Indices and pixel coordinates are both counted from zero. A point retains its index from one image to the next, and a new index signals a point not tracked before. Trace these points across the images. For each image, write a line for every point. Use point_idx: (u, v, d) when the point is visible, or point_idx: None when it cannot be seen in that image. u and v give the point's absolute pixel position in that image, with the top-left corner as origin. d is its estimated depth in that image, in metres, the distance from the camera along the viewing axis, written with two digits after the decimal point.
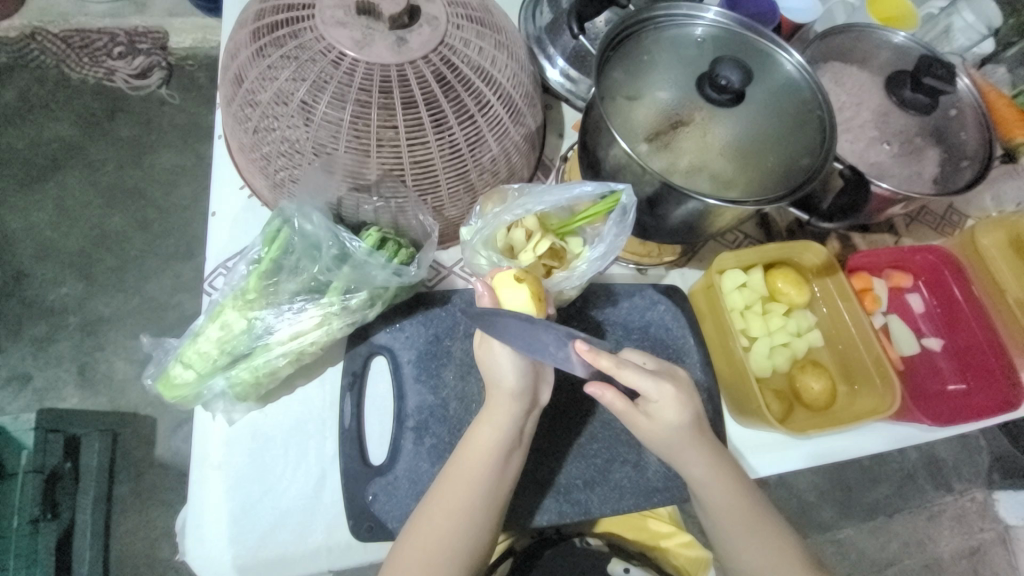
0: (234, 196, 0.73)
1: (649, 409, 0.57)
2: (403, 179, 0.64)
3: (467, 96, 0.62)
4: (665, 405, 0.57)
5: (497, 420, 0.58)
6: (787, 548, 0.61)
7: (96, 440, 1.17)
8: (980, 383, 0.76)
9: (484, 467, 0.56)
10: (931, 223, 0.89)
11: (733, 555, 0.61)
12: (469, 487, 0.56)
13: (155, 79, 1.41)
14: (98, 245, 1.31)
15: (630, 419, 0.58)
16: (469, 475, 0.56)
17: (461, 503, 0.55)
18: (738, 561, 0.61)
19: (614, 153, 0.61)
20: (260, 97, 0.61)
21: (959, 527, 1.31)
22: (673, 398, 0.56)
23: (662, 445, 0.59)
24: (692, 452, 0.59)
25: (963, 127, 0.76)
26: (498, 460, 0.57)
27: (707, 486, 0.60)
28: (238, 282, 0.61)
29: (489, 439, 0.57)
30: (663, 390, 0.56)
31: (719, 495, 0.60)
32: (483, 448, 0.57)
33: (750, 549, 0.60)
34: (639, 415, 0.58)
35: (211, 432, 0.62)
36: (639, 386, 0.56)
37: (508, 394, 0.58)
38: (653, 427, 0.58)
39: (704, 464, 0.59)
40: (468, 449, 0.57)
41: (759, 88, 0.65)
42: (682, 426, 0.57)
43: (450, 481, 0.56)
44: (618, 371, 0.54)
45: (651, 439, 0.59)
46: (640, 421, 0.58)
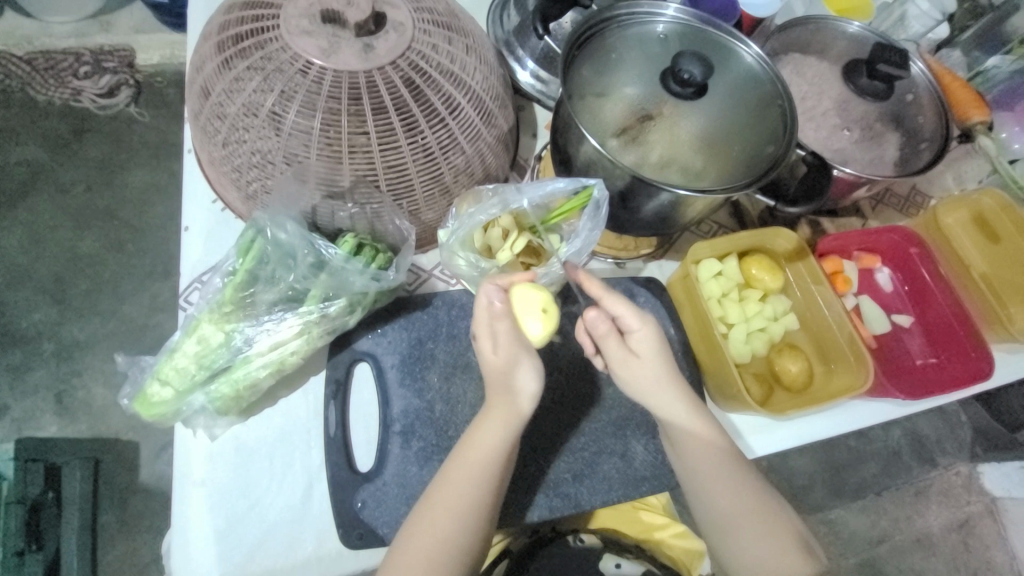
0: (205, 210, 0.72)
1: (633, 344, 0.60)
2: (377, 184, 0.64)
3: (437, 100, 0.62)
4: (646, 338, 0.60)
5: (502, 421, 0.57)
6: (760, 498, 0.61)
7: (77, 468, 1.14)
8: (949, 355, 0.79)
9: (487, 467, 0.56)
10: (896, 205, 0.92)
11: (702, 499, 0.62)
12: (471, 486, 0.56)
13: (124, 98, 1.39)
14: (72, 268, 1.28)
15: (622, 360, 0.60)
16: (469, 474, 0.56)
17: (462, 502, 0.55)
18: (708, 503, 0.61)
19: (585, 149, 0.63)
20: (228, 109, 0.61)
21: (946, 500, 1.35)
22: (654, 332, 0.60)
23: (649, 391, 0.60)
24: (673, 396, 0.60)
25: (920, 111, 0.79)
26: (501, 459, 0.57)
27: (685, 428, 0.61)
28: (213, 295, 0.61)
29: (493, 439, 0.56)
30: (644, 323, 0.60)
31: (693, 436, 0.60)
32: (485, 449, 0.56)
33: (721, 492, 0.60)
34: (627, 354, 0.60)
35: (192, 448, 0.61)
36: (622, 318, 0.60)
37: (516, 395, 0.57)
38: (639, 365, 0.60)
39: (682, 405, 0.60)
40: (469, 451, 0.56)
41: (721, 80, 0.66)
42: (663, 369, 0.60)
43: (454, 482, 0.56)
44: (605, 298, 0.60)
45: (634, 386, 0.61)
46: (630, 361, 0.60)
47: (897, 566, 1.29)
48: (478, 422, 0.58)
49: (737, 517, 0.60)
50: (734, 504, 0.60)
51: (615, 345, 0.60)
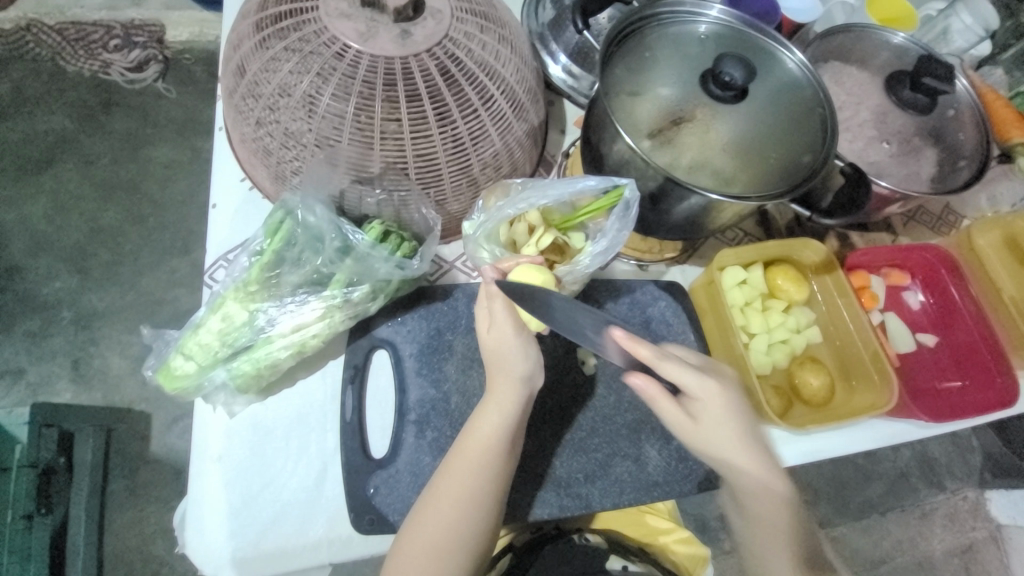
0: (234, 188, 0.73)
1: (692, 407, 0.57)
2: (405, 172, 0.63)
3: (471, 90, 0.62)
4: (709, 400, 0.57)
5: (502, 406, 0.57)
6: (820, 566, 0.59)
7: (90, 435, 1.16)
8: (975, 380, 0.77)
9: (485, 452, 0.56)
10: (927, 223, 0.90)
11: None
12: (473, 473, 0.55)
13: (152, 73, 1.40)
14: (94, 239, 1.30)
15: (677, 423, 0.57)
16: (472, 460, 0.56)
17: (465, 489, 0.55)
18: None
19: (618, 148, 0.62)
20: (263, 89, 0.61)
21: (952, 525, 1.32)
22: (720, 394, 0.57)
23: (713, 451, 0.58)
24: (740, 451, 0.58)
25: (960, 127, 0.77)
26: (503, 446, 0.57)
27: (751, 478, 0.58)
28: (239, 273, 0.61)
29: (493, 425, 0.57)
30: (708, 387, 0.57)
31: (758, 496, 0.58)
32: (485, 434, 0.56)
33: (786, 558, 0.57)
34: (685, 416, 0.57)
35: (210, 423, 0.61)
36: (683, 382, 0.57)
37: (513, 378, 0.58)
38: (700, 426, 0.57)
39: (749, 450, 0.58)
40: (471, 436, 0.57)
41: (761, 85, 0.65)
42: (729, 429, 0.58)
43: (456, 470, 0.56)
44: (659, 362, 0.55)
45: (691, 444, 0.58)
46: (687, 427, 0.57)
47: None
48: (479, 408, 0.58)
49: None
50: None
51: (671, 407, 0.57)
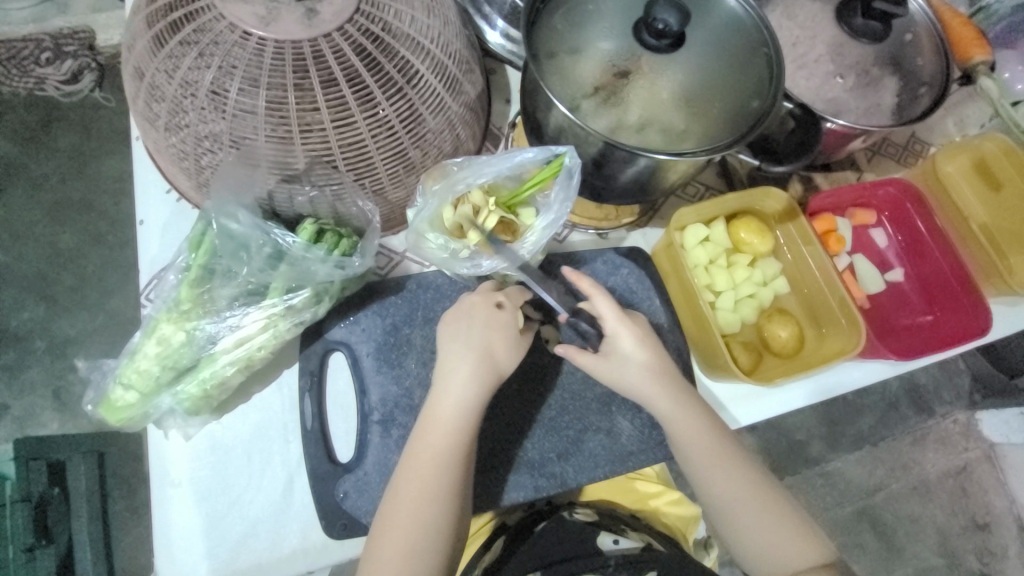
0: (162, 202, 0.69)
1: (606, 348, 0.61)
2: (334, 165, 0.59)
3: (393, 68, 0.57)
4: (621, 341, 0.61)
5: (461, 381, 0.56)
6: (758, 485, 0.60)
7: (81, 463, 1.13)
8: (946, 311, 0.77)
9: (454, 431, 0.55)
10: (893, 155, 0.87)
11: (706, 489, 0.60)
12: (441, 452, 0.54)
13: (87, 82, 1.31)
14: (54, 264, 1.25)
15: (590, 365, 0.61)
16: (437, 441, 0.55)
17: (432, 474, 0.54)
18: (710, 495, 0.60)
19: (554, 115, 0.58)
20: (166, 90, 0.56)
21: (942, 448, 1.35)
22: (631, 333, 0.61)
23: (629, 388, 0.60)
24: (655, 389, 0.60)
25: (919, 52, 0.73)
26: (467, 421, 0.56)
27: (678, 421, 0.60)
28: (171, 293, 0.58)
29: (452, 402, 0.56)
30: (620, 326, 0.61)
31: (687, 426, 0.60)
32: (446, 415, 0.56)
33: (729, 486, 0.59)
34: (602, 360, 0.61)
35: (167, 450, 0.60)
36: (605, 318, 0.61)
37: (477, 350, 0.57)
38: (613, 366, 0.61)
39: (670, 398, 0.60)
40: (432, 418, 0.56)
41: (702, 29, 0.61)
42: (641, 374, 0.60)
43: (421, 456, 0.55)
44: (595, 294, 0.62)
45: (606, 382, 0.62)
46: (602, 366, 0.61)
47: (893, 512, 1.31)
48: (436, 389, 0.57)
49: (740, 506, 0.59)
50: (734, 496, 0.59)
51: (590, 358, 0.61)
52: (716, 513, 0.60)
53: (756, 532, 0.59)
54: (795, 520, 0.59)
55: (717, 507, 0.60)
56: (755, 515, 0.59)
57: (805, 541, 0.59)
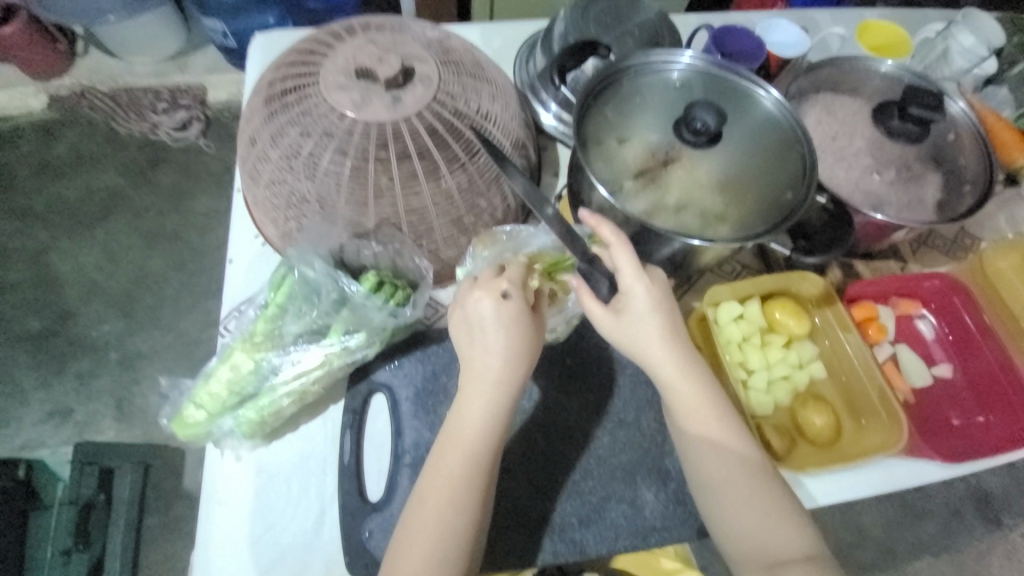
0: (249, 245, 0.79)
1: (620, 305, 0.60)
2: (399, 226, 0.68)
3: (458, 147, 0.66)
4: (636, 298, 0.59)
5: (483, 356, 0.57)
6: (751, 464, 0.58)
7: (129, 473, 1.21)
8: (1000, 414, 0.73)
9: (488, 423, 0.56)
10: (941, 247, 0.86)
11: (695, 462, 0.60)
12: (467, 435, 0.56)
13: (194, 131, 1.53)
14: (140, 284, 1.41)
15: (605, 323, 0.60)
16: (461, 423, 0.56)
17: (456, 460, 0.55)
18: (699, 470, 0.60)
19: (598, 195, 0.63)
20: (272, 155, 0.67)
21: (1014, 567, 1.20)
22: (646, 293, 0.59)
23: (637, 348, 0.59)
24: (664, 355, 0.59)
25: (960, 152, 0.76)
26: (496, 406, 0.56)
27: (681, 391, 0.59)
28: (247, 326, 0.66)
29: (473, 380, 0.57)
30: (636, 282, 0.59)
31: (689, 397, 0.59)
32: (470, 392, 0.57)
33: (717, 461, 0.58)
34: (611, 312, 0.60)
35: (220, 468, 0.65)
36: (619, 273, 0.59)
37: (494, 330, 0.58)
38: (621, 325, 0.59)
39: (675, 365, 0.59)
40: (465, 402, 0.57)
41: (740, 125, 0.66)
42: (652, 334, 0.59)
43: (449, 444, 0.56)
44: (614, 246, 0.59)
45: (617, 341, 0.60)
46: (613, 324, 0.60)
47: None
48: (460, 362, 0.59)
49: (728, 486, 0.58)
50: (724, 472, 0.58)
51: (598, 307, 0.60)
52: (701, 490, 0.60)
53: (740, 515, 0.57)
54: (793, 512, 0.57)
55: (704, 482, 0.59)
56: (743, 497, 0.57)
57: (795, 531, 0.57)
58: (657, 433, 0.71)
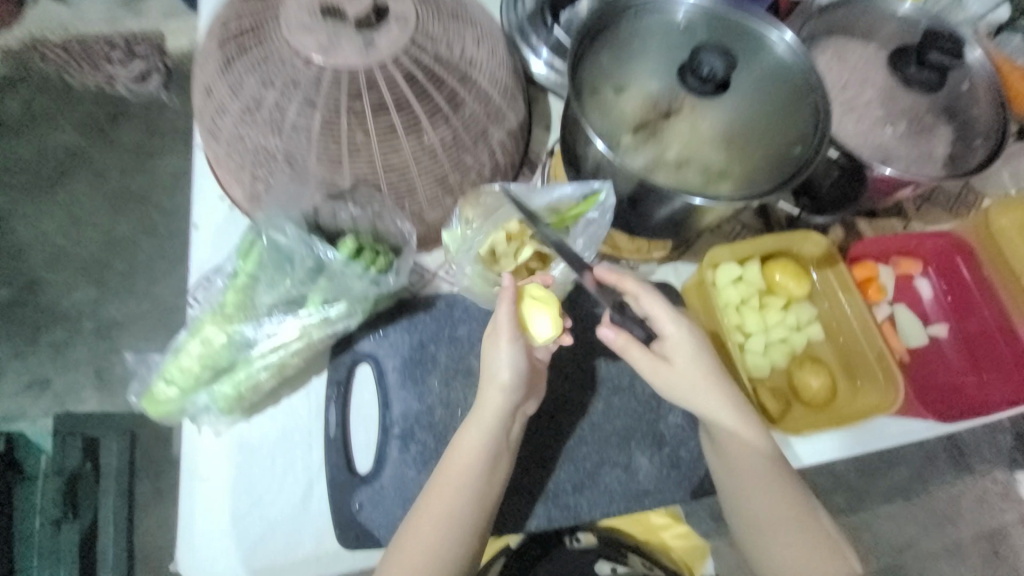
0: (215, 207, 0.73)
1: (664, 350, 0.60)
2: (378, 185, 0.62)
3: (441, 97, 0.60)
4: (680, 346, 0.60)
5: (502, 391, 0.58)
6: (800, 507, 0.60)
7: (115, 440, 1.15)
8: (990, 374, 0.73)
9: (487, 447, 0.57)
10: (944, 204, 0.83)
11: (743, 503, 0.61)
12: (471, 467, 0.56)
13: (154, 83, 1.39)
14: (108, 250, 1.33)
15: (650, 367, 0.60)
16: (467, 453, 0.56)
17: (460, 485, 0.56)
18: (744, 510, 0.61)
19: (593, 151, 0.58)
20: (231, 107, 0.60)
21: (979, 509, 1.27)
22: (692, 340, 0.60)
23: (685, 395, 0.60)
24: (716, 397, 0.59)
25: (975, 102, 0.72)
26: (500, 436, 0.58)
27: (734, 434, 0.60)
28: (216, 297, 0.61)
29: (492, 411, 0.57)
30: (676, 325, 0.60)
31: (741, 439, 0.60)
32: (482, 424, 0.57)
33: (767, 502, 0.60)
34: (650, 355, 0.60)
35: (199, 445, 0.62)
36: (653, 317, 0.61)
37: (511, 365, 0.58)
38: (673, 370, 0.59)
39: (733, 412, 0.60)
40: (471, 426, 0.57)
41: (748, 71, 0.61)
42: (703, 378, 0.59)
43: (453, 467, 0.56)
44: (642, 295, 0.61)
45: (663, 389, 0.61)
46: (662, 369, 0.60)
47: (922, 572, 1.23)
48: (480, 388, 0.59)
49: (774, 524, 0.60)
50: (775, 513, 0.60)
51: (641, 353, 0.60)
52: (746, 530, 0.62)
53: (783, 552, 0.60)
54: (830, 546, 0.60)
55: (750, 521, 0.61)
56: (791, 536, 0.60)
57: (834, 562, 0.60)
58: (652, 399, 0.69)
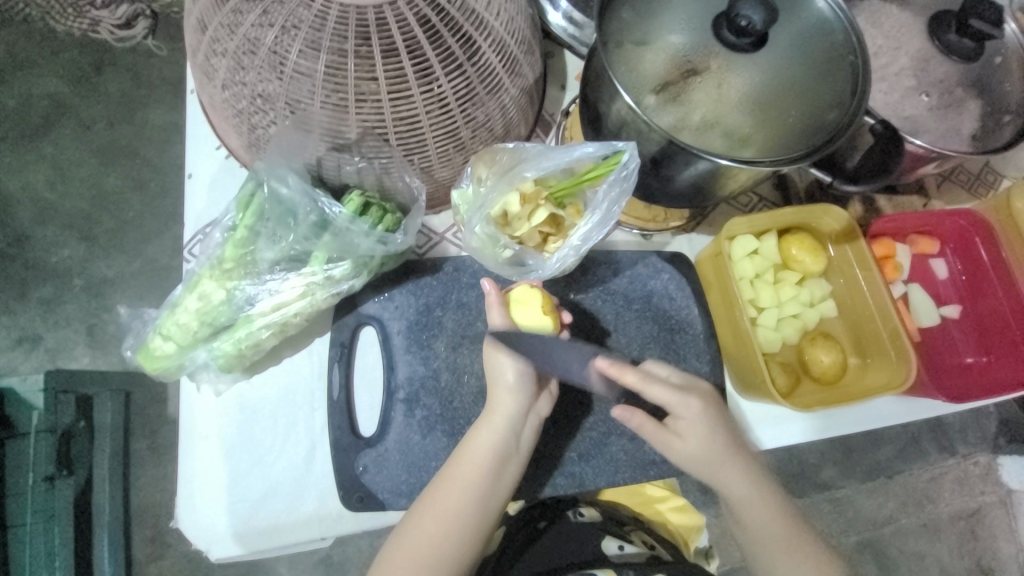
0: (210, 157, 0.69)
1: (678, 428, 0.60)
2: (386, 137, 0.58)
3: (455, 43, 0.55)
4: (694, 422, 0.60)
5: (501, 417, 0.58)
6: (815, 552, 0.63)
7: (108, 400, 1.09)
8: (999, 356, 0.73)
9: (485, 465, 0.57)
10: (964, 183, 0.81)
11: (764, 564, 0.63)
12: (467, 485, 0.56)
13: (140, 30, 1.28)
14: (97, 205, 1.27)
15: (663, 442, 0.61)
16: (465, 472, 0.57)
17: (456, 502, 0.56)
18: (768, 572, 0.63)
19: (617, 107, 0.55)
20: (227, 46, 0.55)
21: (960, 489, 1.30)
22: (705, 412, 0.61)
23: (705, 471, 0.61)
24: (733, 469, 0.61)
25: (1007, 77, 0.68)
26: (500, 457, 0.57)
27: (749, 504, 0.61)
28: (215, 251, 0.60)
29: (491, 440, 0.57)
30: (690, 407, 0.60)
31: (754, 506, 0.61)
32: (481, 448, 0.57)
33: (785, 560, 0.62)
34: (671, 437, 0.60)
35: (197, 403, 0.61)
36: (667, 403, 0.60)
37: (510, 390, 0.58)
38: (686, 446, 0.60)
39: (746, 481, 0.61)
40: (471, 445, 0.57)
41: (784, 27, 0.57)
42: (718, 448, 0.60)
43: (448, 480, 0.57)
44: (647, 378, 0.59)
45: (693, 470, 0.61)
46: (675, 444, 0.61)
47: (899, 547, 1.27)
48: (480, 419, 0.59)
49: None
50: (797, 570, 0.62)
51: (654, 427, 0.61)
52: None
53: None
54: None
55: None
56: None
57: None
58: None
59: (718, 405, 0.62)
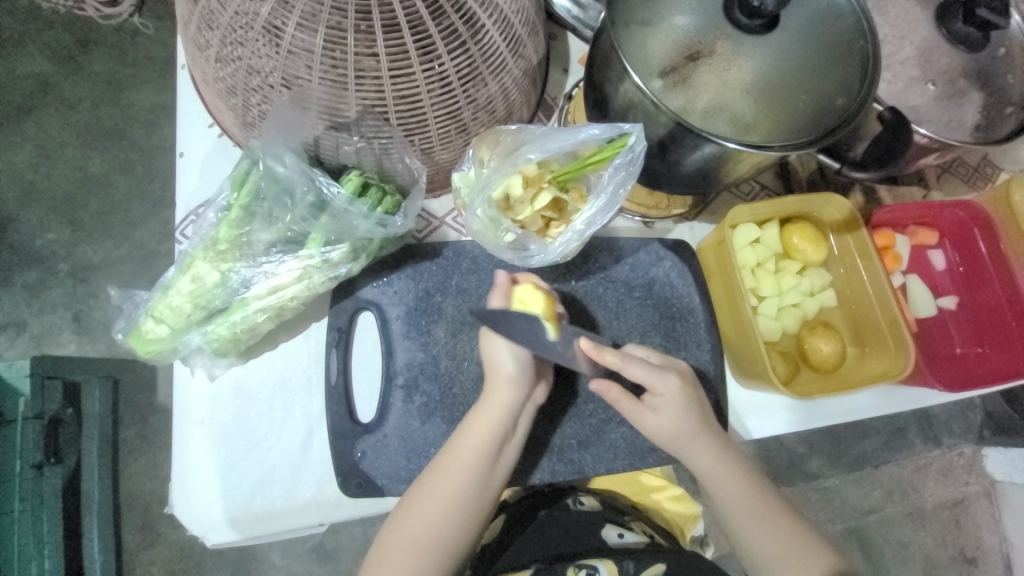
0: (203, 136, 0.67)
1: (654, 403, 0.61)
2: (386, 116, 0.56)
3: (459, 20, 0.53)
4: (670, 403, 0.60)
5: (496, 407, 0.57)
6: (796, 531, 0.63)
7: (95, 386, 1.06)
8: (994, 347, 0.74)
9: (483, 449, 0.57)
10: (963, 175, 0.81)
11: (743, 542, 0.63)
12: (463, 471, 0.56)
13: (127, 7, 1.25)
14: (81, 188, 1.23)
15: (637, 417, 0.61)
16: (459, 455, 0.56)
17: (452, 487, 0.56)
18: (748, 550, 0.63)
19: (625, 89, 0.54)
20: (220, 19, 0.53)
21: (944, 479, 1.33)
22: (681, 394, 0.60)
23: (678, 448, 0.61)
24: (700, 445, 0.61)
25: (1010, 69, 0.67)
26: (497, 442, 0.57)
27: (719, 479, 0.62)
28: (208, 231, 0.58)
29: (485, 427, 0.57)
30: (669, 384, 0.60)
31: (723, 482, 0.62)
32: (475, 434, 0.57)
33: (761, 536, 0.62)
34: (647, 412, 0.61)
35: (192, 386, 0.60)
36: (647, 380, 0.60)
37: (506, 379, 0.58)
38: (660, 422, 0.61)
39: (712, 459, 0.62)
40: (467, 430, 0.57)
41: (793, 11, 0.56)
42: (688, 427, 0.61)
43: (445, 465, 0.56)
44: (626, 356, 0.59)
45: (667, 446, 0.62)
46: (650, 420, 0.61)
47: (883, 535, 1.30)
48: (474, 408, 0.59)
49: (780, 560, 0.61)
50: (777, 548, 0.62)
51: (631, 403, 0.61)
52: (755, 565, 0.63)
53: None
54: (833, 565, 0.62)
55: (754, 556, 0.62)
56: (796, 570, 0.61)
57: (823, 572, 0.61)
58: None
59: (692, 388, 0.62)
